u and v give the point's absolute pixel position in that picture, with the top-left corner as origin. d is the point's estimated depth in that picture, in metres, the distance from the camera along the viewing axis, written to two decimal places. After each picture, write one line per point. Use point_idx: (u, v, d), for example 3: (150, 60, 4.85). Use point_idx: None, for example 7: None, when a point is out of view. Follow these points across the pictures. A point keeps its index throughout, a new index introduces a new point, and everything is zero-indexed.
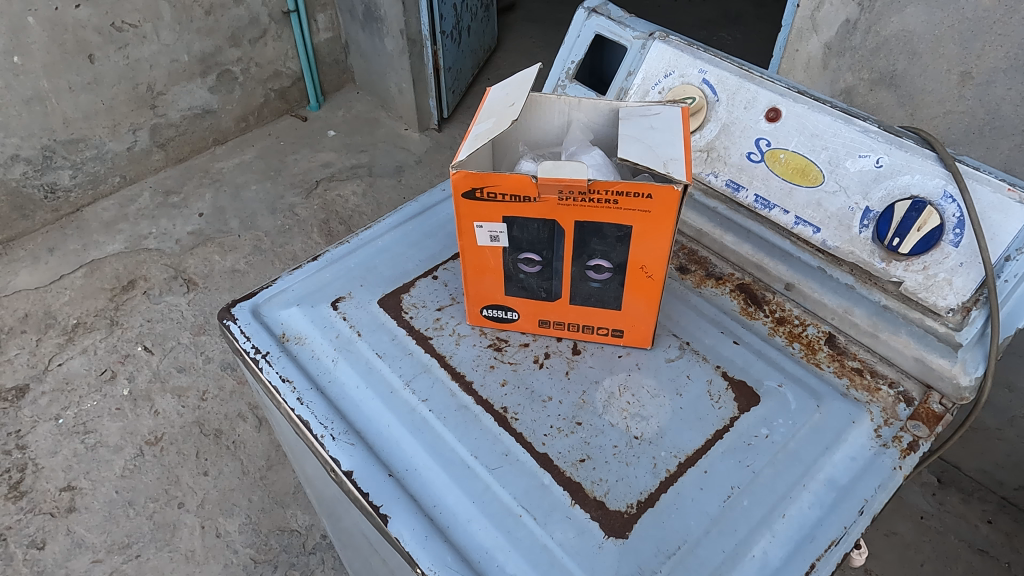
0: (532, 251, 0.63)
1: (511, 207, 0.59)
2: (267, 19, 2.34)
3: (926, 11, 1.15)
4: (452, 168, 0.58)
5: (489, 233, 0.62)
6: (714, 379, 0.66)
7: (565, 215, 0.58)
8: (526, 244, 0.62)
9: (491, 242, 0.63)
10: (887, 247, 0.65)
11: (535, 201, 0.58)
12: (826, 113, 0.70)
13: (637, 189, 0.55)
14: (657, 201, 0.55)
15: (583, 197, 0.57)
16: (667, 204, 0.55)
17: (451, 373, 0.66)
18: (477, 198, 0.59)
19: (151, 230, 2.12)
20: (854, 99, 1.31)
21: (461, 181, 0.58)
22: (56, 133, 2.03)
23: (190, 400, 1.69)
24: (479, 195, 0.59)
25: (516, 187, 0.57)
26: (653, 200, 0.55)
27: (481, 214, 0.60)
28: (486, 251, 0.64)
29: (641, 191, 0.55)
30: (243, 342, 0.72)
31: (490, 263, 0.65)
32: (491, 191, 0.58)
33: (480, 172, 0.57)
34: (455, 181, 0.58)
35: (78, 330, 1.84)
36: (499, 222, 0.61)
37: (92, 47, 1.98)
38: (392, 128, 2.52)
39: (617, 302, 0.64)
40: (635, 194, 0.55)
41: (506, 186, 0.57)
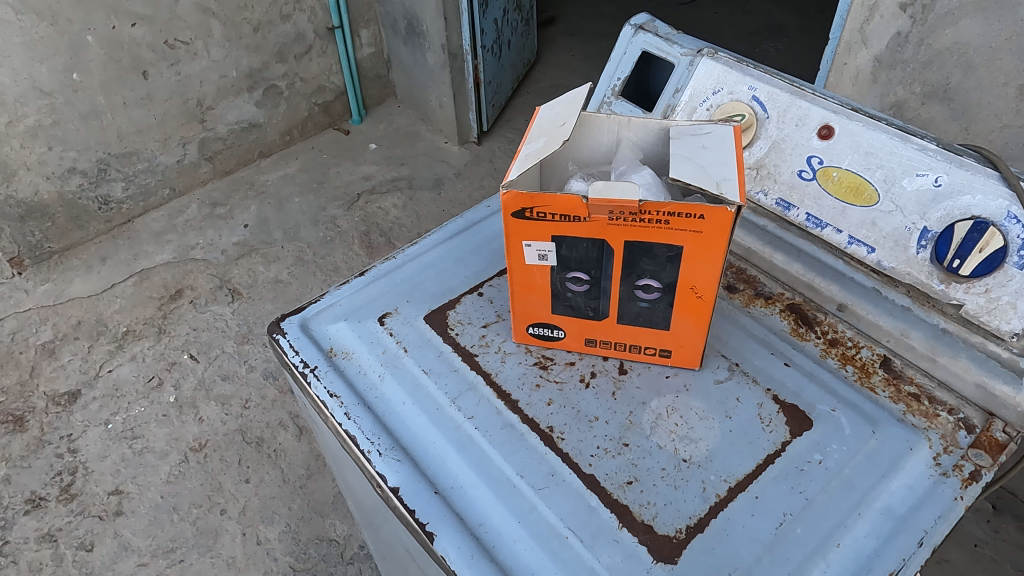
0: (580, 270, 0.62)
1: (560, 227, 0.59)
2: (312, 35, 2.39)
3: (982, 23, 1.12)
4: (502, 188, 0.58)
5: (537, 252, 0.62)
6: (764, 403, 0.64)
7: (614, 234, 0.58)
8: (575, 263, 0.62)
9: (539, 261, 0.63)
10: (946, 268, 0.64)
11: (585, 221, 0.58)
12: (882, 130, 0.68)
13: (689, 210, 0.54)
14: (710, 222, 0.55)
15: (633, 218, 0.56)
16: (720, 225, 0.55)
17: (497, 391, 0.66)
18: (526, 218, 0.59)
19: (198, 241, 2.17)
20: (905, 113, 1.28)
21: (510, 201, 0.58)
22: (110, 147, 2.10)
23: (233, 408, 1.72)
24: (528, 215, 0.59)
25: (566, 208, 0.57)
26: (705, 220, 0.55)
27: (530, 233, 0.60)
28: (534, 270, 0.64)
29: (693, 212, 0.55)
30: (292, 356, 0.73)
31: (537, 282, 0.65)
32: (541, 211, 0.58)
33: (530, 193, 0.57)
34: (505, 201, 0.58)
35: (128, 337, 1.89)
36: (548, 242, 0.61)
37: (146, 64, 2.05)
38: (432, 141, 2.55)
39: (666, 322, 0.64)
40: (687, 215, 0.55)
41: (555, 206, 0.57)
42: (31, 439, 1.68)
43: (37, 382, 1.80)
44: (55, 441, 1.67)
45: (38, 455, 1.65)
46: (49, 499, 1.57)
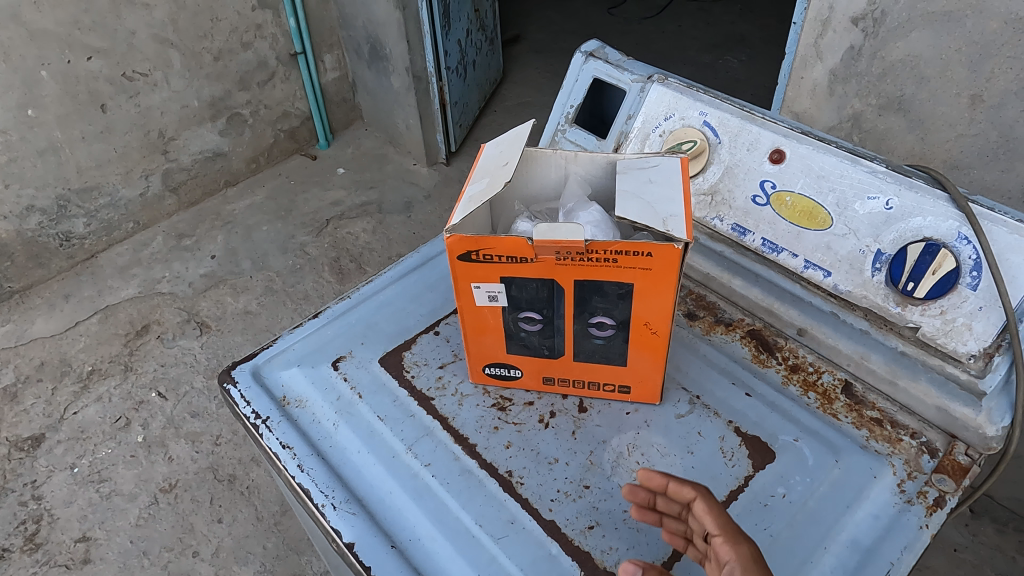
0: (532, 310, 0.61)
1: (508, 268, 0.57)
2: (275, 62, 2.38)
3: (931, 36, 1.13)
4: (446, 232, 0.56)
5: (487, 294, 0.60)
6: (727, 436, 0.63)
7: (564, 274, 0.57)
8: (526, 303, 0.60)
9: (489, 302, 0.61)
10: (902, 291, 0.64)
11: (533, 261, 0.56)
12: (833, 153, 0.69)
13: (636, 247, 0.53)
14: (659, 259, 0.54)
15: (582, 257, 0.55)
16: (669, 262, 0.53)
17: (455, 436, 0.64)
18: (472, 260, 0.58)
19: (165, 274, 2.14)
20: (863, 125, 1.29)
21: (456, 245, 0.57)
22: (70, 182, 2.06)
23: (204, 446, 1.68)
24: (474, 258, 0.57)
25: (512, 249, 0.56)
26: (654, 258, 0.54)
27: (478, 275, 0.59)
28: (485, 311, 0.62)
29: (641, 250, 0.53)
30: (243, 406, 0.70)
31: (490, 323, 0.63)
32: (487, 253, 0.57)
33: (475, 237, 0.56)
34: (450, 245, 0.57)
35: (93, 377, 1.85)
36: (497, 283, 0.59)
37: (104, 97, 2.02)
38: (400, 163, 2.53)
39: (623, 357, 0.62)
40: (635, 253, 0.54)
41: (501, 248, 0.56)
42: None
43: None
44: (18, 488, 1.62)
45: (1, 504, 1.59)
46: (12, 550, 1.51)
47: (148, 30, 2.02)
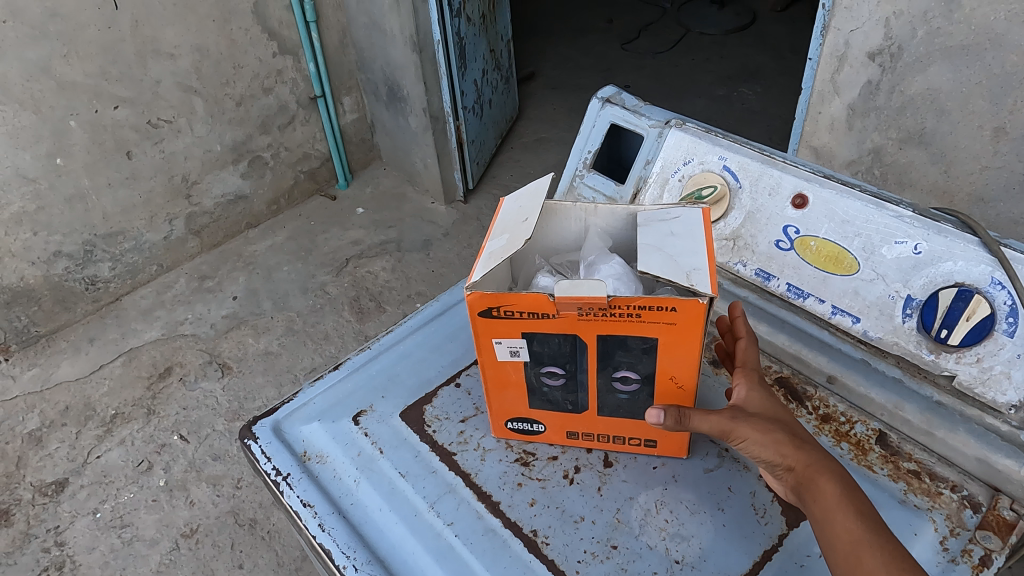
0: (554, 364, 0.60)
1: (529, 324, 0.57)
2: (295, 106, 2.42)
3: (950, 69, 1.12)
4: (466, 289, 0.56)
5: (509, 349, 0.59)
6: (758, 492, 0.61)
7: (586, 328, 0.56)
8: (549, 358, 0.59)
9: (511, 357, 0.60)
10: (935, 338, 0.62)
11: (555, 316, 0.55)
12: (857, 198, 0.68)
13: (660, 302, 0.52)
14: (683, 313, 0.53)
15: (604, 312, 0.54)
16: (693, 317, 0.53)
17: (478, 493, 0.63)
18: (493, 316, 0.57)
19: (187, 316, 2.16)
20: (884, 159, 1.28)
21: (476, 301, 0.56)
22: (96, 228, 2.10)
23: (225, 489, 1.68)
24: (495, 314, 0.57)
25: (534, 305, 0.55)
26: (678, 312, 0.53)
27: (499, 331, 0.58)
28: (506, 366, 0.61)
29: (665, 304, 0.53)
30: (264, 463, 0.69)
31: (511, 378, 0.62)
32: (508, 309, 0.56)
33: (495, 294, 0.55)
34: (470, 301, 0.56)
35: (116, 421, 1.86)
36: (518, 338, 0.58)
37: (130, 144, 2.06)
38: (418, 202, 2.55)
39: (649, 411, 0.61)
40: (659, 308, 0.53)
41: (523, 304, 0.55)
42: (16, 534, 1.62)
43: (23, 473, 1.75)
44: (41, 534, 1.62)
45: (24, 550, 1.59)
46: None
47: (173, 79, 2.07)
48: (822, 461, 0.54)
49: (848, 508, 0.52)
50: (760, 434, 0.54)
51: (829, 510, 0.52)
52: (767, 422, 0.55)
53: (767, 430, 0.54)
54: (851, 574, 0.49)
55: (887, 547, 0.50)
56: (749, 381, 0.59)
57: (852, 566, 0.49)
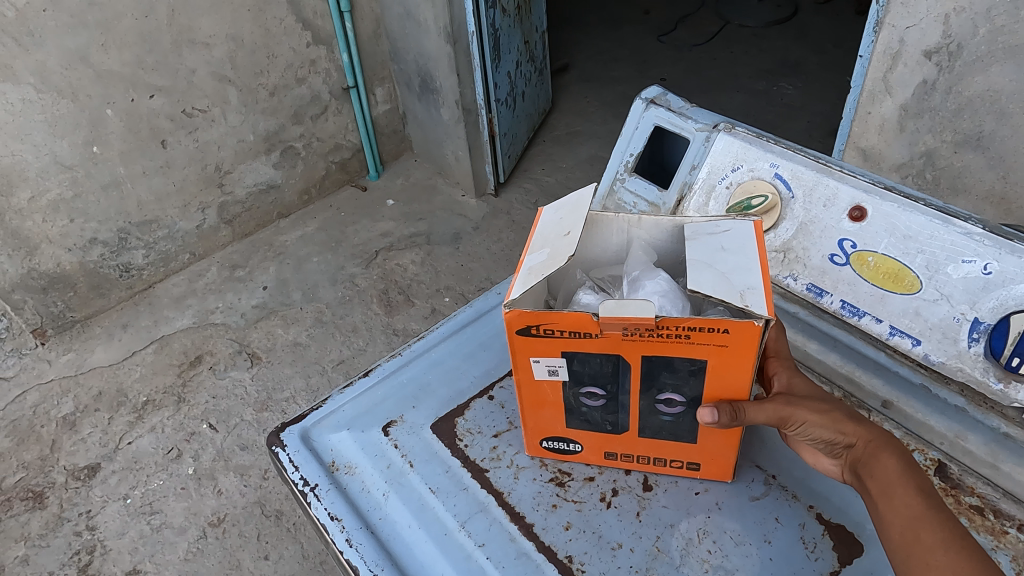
0: (594, 384, 0.57)
1: (570, 343, 0.54)
2: (328, 96, 2.41)
3: (1014, 70, 1.06)
4: (504, 306, 0.53)
5: (547, 368, 0.57)
6: (807, 524, 0.57)
7: (631, 350, 0.53)
8: (589, 378, 0.57)
9: (549, 376, 0.57)
10: (1005, 366, 0.58)
11: (598, 336, 0.53)
12: (921, 212, 0.64)
13: (712, 323, 0.49)
14: (736, 335, 0.49)
15: (651, 332, 0.51)
16: (747, 339, 0.49)
17: (511, 514, 0.61)
18: (532, 334, 0.54)
19: (218, 304, 2.17)
20: (937, 162, 1.22)
21: (515, 319, 0.54)
22: (131, 215, 2.12)
23: (252, 480, 1.68)
24: (534, 332, 0.54)
25: (575, 324, 0.52)
26: (730, 334, 0.49)
27: (538, 349, 0.56)
28: (544, 385, 0.58)
29: (716, 326, 0.49)
30: (292, 472, 0.68)
31: (549, 397, 0.59)
32: (548, 328, 0.53)
33: (535, 312, 0.52)
34: (508, 319, 0.54)
35: (148, 408, 1.88)
36: (558, 357, 0.56)
37: (164, 133, 2.07)
38: (449, 194, 2.53)
39: (693, 434, 0.58)
40: (710, 329, 0.50)
41: (564, 322, 0.52)
42: (50, 517, 1.65)
43: (57, 456, 1.78)
44: (73, 518, 1.64)
45: (57, 534, 1.61)
46: None
47: (208, 68, 2.07)
48: (883, 441, 0.53)
49: (907, 483, 0.51)
50: (817, 412, 0.53)
51: (890, 487, 0.51)
52: (825, 402, 0.54)
53: (827, 408, 0.54)
54: (915, 552, 0.48)
55: (948, 523, 0.49)
56: (789, 370, 0.59)
57: (916, 543, 0.48)
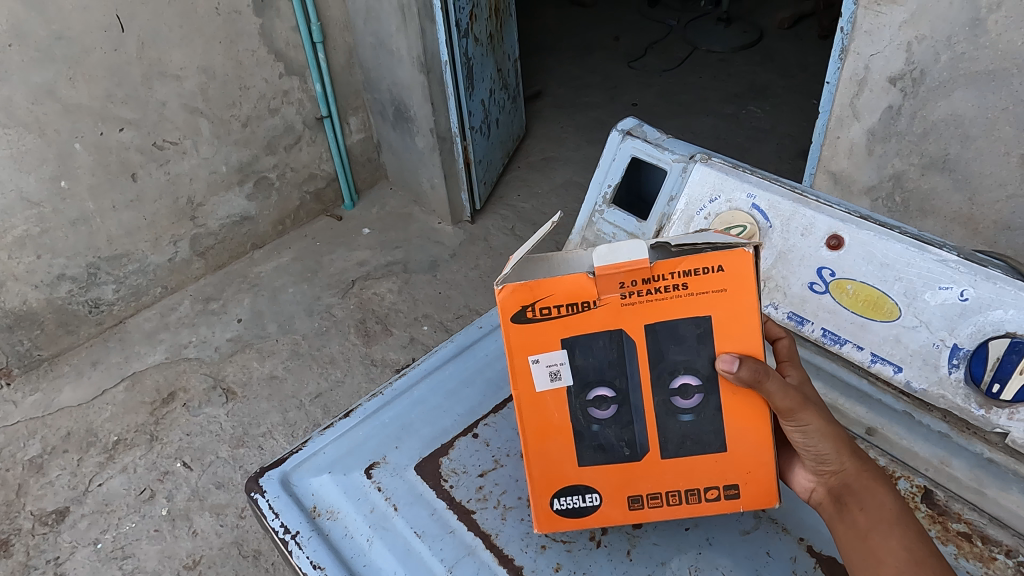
0: (602, 385, 0.56)
1: (571, 323, 0.54)
2: (301, 126, 2.40)
3: (976, 95, 1.09)
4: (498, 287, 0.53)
5: (548, 370, 0.55)
6: (798, 557, 0.57)
7: (634, 314, 0.53)
8: (595, 375, 0.55)
9: (551, 381, 0.56)
10: (985, 392, 0.59)
11: (598, 305, 0.53)
12: (897, 240, 0.64)
13: (706, 262, 0.52)
14: (729, 269, 0.52)
15: (649, 289, 0.53)
16: (740, 271, 0.52)
17: (499, 556, 0.60)
18: (529, 320, 0.54)
19: (191, 339, 2.13)
20: (905, 185, 1.24)
21: (510, 306, 0.53)
22: (100, 250, 2.08)
23: (228, 519, 1.64)
24: (532, 315, 0.53)
25: (573, 295, 0.53)
26: (725, 271, 0.52)
27: (537, 345, 0.54)
28: (548, 399, 0.56)
29: (710, 265, 0.52)
30: (272, 519, 0.66)
31: (556, 422, 0.57)
32: (544, 308, 0.53)
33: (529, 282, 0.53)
34: (504, 305, 0.53)
35: (118, 448, 1.82)
36: (559, 350, 0.55)
37: (135, 166, 2.04)
38: (425, 222, 2.52)
39: (721, 441, 0.56)
40: (704, 270, 0.52)
41: (563, 295, 0.53)
42: (15, 565, 1.58)
43: (23, 501, 1.72)
44: (41, 566, 1.58)
45: None
46: None
47: (179, 100, 2.06)
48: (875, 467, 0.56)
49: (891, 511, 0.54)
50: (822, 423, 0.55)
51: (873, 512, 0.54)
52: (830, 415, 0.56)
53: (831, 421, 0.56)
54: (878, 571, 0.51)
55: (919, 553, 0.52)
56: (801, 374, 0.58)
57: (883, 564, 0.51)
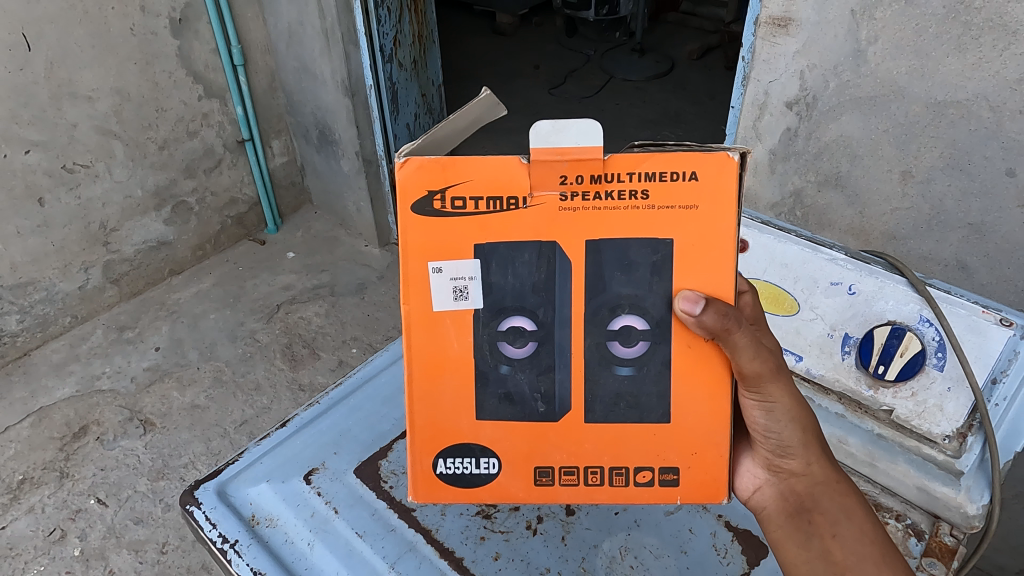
0: (520, 314, 0.55)
1: (489, 224, 0.53)
2: (222, 149, 2.35)
3: (860, 118, 1.19)
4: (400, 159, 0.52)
5: (455, 284, 0.54)
6: (718, 531, 0.62)
7: (571, 230, 0.53)
8: (513, 299, 0.54)
9: (457, 297, 0.55)
10: (873, 374, 0.66)
11: (527, 205, 0.53)
12: (794, 242, 0.71)
13: (673, 166, 0.52)
14: (704, 177, 0.52)
15: (597, 191, 0.53)
16: (716, 180, 0.52)
17: (439, 549, 0.62)
18: (435, 211, 0.53)
19: (105, 369, 2.04)
20: (804, 201, 1.33)
21: (413, 188, 0.53)
22: (3, 279, 1.97)
23: (148, 555, 1.57)
24: (437, 203, 0.53)
25: (495, 188, 0.53)
26: (700, 179, 0.52)
27: (439, 251, 0.54)
28: (450, 329, 0.55)
29: (683, 169, 0.52)
30: (208, 530, 0.66)
31: (452, 358, 0.56)
32: (456, 198, 0.53)
33: (440, 159, 0.52)
34: (405, 187, 0.53)
35: (24, 486, 1.72)
36: (470, 260, 0.54)
37: (42, 190, 1.96)
38: (351, 245, 2.51)
39: (663, 409, 0.57)
40: (672, 175, 0.52)
41: (483, 184, 0.53)
42: None
43: None
44: None
45: None
46: None
47: (90, 122, 1.99)
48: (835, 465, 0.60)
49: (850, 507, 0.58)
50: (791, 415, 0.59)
51: (836, 509, 0.58)
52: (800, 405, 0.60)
53: (799, 410, 0.59)
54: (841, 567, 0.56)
55: (879, 548, 0.56)
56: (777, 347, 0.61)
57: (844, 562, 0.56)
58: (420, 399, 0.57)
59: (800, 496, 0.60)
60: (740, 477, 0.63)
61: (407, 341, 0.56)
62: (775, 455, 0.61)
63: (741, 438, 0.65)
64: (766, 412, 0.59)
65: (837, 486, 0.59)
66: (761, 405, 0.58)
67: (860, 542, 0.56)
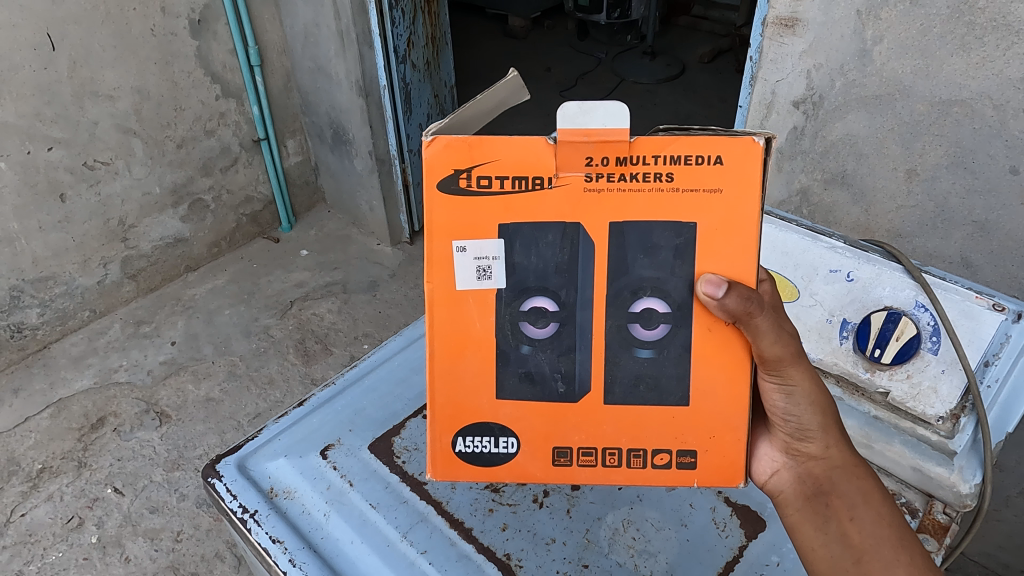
0: (543, 295, 0.57)
1: (514, 204, 0.55)
2: (238, 148, 2.40)
3: (866, 117, 1.21)
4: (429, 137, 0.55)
5: (477, 265, 0.57)
6: (717, 506, 0.65)
7: (595, 213, 0.55)
8: (536, 280, 0.57)
9: (477, 276, 0.57)
10: (870, 357, 0.68)
11: (552, 186, 0.55)
12: (794, 232, 0.74)
13: (699, 150, 0.54)
14: (730, 161, 0.55)
15: (622, 173, 0.55)
16: (739, 165, 0.55)
17: (450, 520, 0.65)
18: (461, 189, 0.55)
19: (122, 363, 2.08)
20: (811, 199, 1.35)
21: (441, 164, 0.55)
22: (25, 272, 2.02)
23: (164, 543, 1.61)
24: (464, 182, 0.55)
25: (521, 169, 0.55)
26: (725, 163, 0.55)
27: (463, 230, 0.56)
28: (472, 314, 0.58)
29: (710, 154, 0.55)
30: (229, 501, 0.68)
31: (473, 340, 0.58)
32: (483, 176, 0.55)
33: (469, 138, 0.55)
34: (433, 165, 0.55)
35: (43, 475, 1.76)
36: (494, 239, 0.56)
37: (63, 186, 2.01)
38: (363, 244, 2.55)
39: (683, 393, 0.59)
40: (697, 160, 0.55)
41: (509, 164, 0.55)
42: None
43: None
44: None
45: None
46: None
47: (111, 120, 2.04)
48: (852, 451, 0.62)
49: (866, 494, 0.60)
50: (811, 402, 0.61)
51: (854, 495, 0.60)
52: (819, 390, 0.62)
53: (818, 397, 0.61)
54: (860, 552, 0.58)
55: (896, 534, 0.58)
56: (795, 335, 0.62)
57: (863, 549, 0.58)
58: (442, 376, 0.60)
59: (818, 478, 0.61)
60: (758, 461, 0.65)
61: (430, 318, 0.58)
62: (794, 438, 0.62)
63: (758, 421, 0.66)
64: (786, 395, 0.61)
65: (854, 469, 0.61)
66: (781, 388, 0.60)
67: (876, 529, 0.59)
